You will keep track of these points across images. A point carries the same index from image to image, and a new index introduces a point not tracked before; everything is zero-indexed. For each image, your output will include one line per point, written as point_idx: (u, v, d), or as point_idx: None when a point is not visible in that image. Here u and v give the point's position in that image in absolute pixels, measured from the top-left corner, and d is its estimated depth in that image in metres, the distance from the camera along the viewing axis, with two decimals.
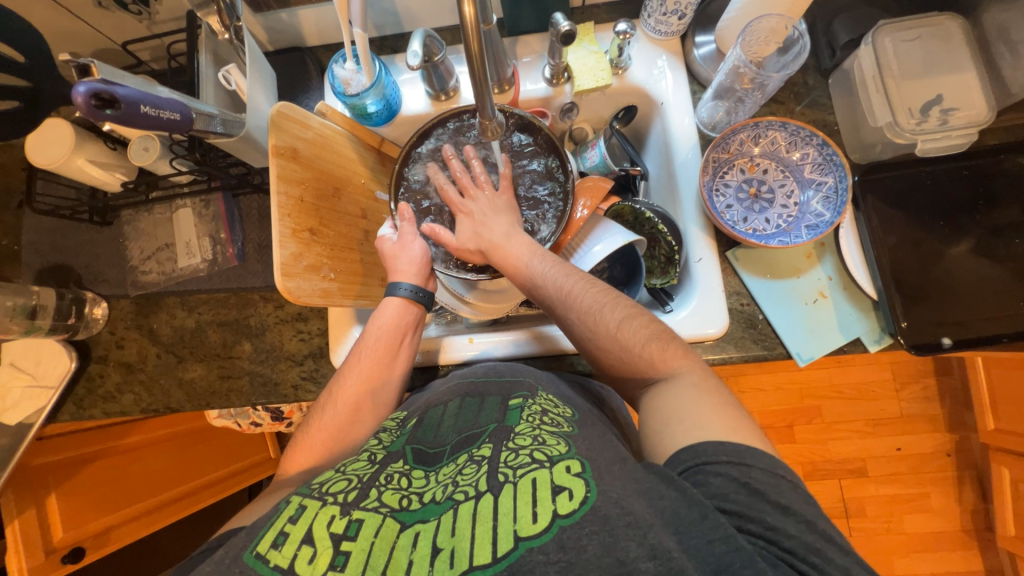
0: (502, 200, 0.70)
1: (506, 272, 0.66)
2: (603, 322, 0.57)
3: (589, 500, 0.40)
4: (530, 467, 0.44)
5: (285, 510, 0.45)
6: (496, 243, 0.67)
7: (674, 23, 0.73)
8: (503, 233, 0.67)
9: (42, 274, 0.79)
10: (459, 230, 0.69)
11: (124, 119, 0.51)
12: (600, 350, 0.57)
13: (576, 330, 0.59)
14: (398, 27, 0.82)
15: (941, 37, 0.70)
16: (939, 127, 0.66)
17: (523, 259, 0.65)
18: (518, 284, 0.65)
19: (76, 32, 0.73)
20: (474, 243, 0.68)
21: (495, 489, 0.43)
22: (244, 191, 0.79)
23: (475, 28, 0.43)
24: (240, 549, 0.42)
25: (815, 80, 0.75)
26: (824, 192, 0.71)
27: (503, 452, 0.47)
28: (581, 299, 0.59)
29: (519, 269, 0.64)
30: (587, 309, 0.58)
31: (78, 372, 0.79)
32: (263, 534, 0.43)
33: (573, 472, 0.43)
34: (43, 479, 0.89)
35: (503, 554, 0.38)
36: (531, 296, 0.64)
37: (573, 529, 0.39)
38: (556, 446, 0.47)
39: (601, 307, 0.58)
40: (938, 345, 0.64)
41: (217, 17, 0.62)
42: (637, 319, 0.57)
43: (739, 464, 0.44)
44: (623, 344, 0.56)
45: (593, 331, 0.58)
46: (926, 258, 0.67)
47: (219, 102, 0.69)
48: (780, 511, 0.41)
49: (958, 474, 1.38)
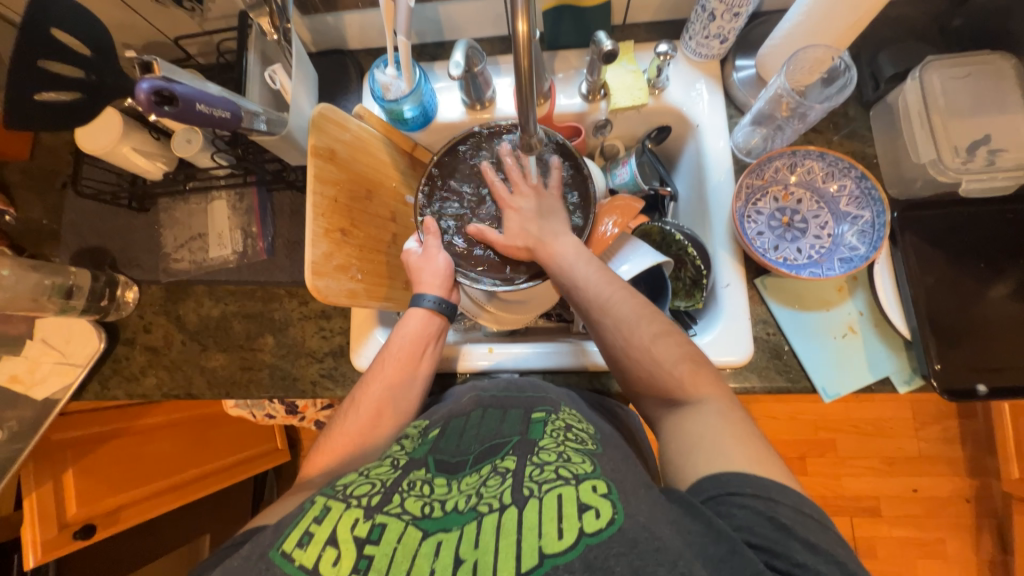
0: (551, 198, 0.69)
1: (549, 269, 0.66)
2: (637, 334, 0.57)
3: (617, 521, 0.40)
4: (556, 483, 0.44)
5: (311, 510, 0.45)
6: (543, 240, 0.66)
7: (716, 47, 0.72)
8: (552, 232, 0.67)
9: (79, 255, 0.82)
10: (507, 227, 0.69)
11: (180, 116, 0.52)
12: (629, 362, 0.57)
13: (607, 337, 0.59)
14: (439, 36, 0.84)
15: (990, 75, 0.68)
16: (985, 168, 0.65)
17: (569, 260, 0.64)
18: (557, 281, 0.65)
19: (131, 25, 0.76)
20: (522, 240, 0.67)
21: (520, 502, 0.43)
22: (278, 187, 0.80)
23: (527, 43, 0.43)
24: (267, 546, 0.42)
25: (856, 111, 0.74)
26: (860, 226, 0.69)
27: (528, 465, 0.47)
28: (619, 309, 0.59)
29: (562, 269, 0.64)
30: (623, 319, 0.58)
31: (105, 353, 0.81)
32: (290, 532, 0.43)
33: (600, 492, 0.42)
34: (63, 454, 0.91)
35: (528, 569, 0.38)
36: (567, 296, 0.64)
37: (600, 548, 0.38)
38: (581, 464, 0.46)
39: (639, 319, 0.58)
40: (973, 392, 0.62)
41: (268, 19, 0.63)
42: (670, 337, 0.57)
43: (766, 498, 0.42)
44: (653, 359, 0.55)
45: (626, 341, 0.57)
46: (964, 298, 0.65)
47: (263, 101, 0.71)
48: (808, 549, 0.40)
49: (976, 522, 1.33)
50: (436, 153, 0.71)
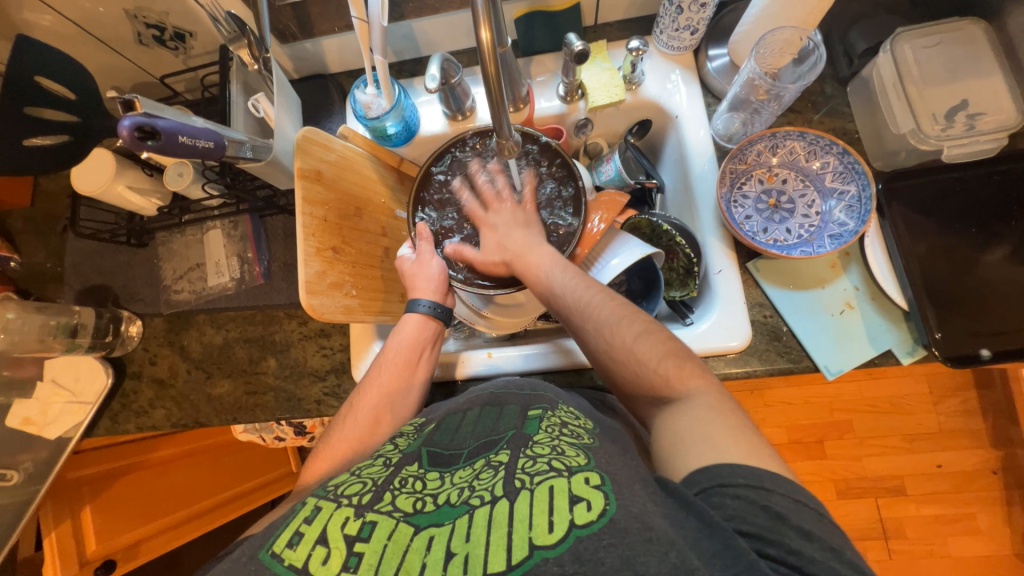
0: (527, 214, 0.72)
1: (528, 281, 0.67)
2: (618, 336, 0.57)
3: (608, 513, 0.39)
4: (548, 475, 0.44)
5: (302, 511, 0.46)
6: (519, 252, 0.68)
7: (687, 38, 0.73)
8: (527, 245, 0.68)
9: (83, 295, 0.83)
10: (484, 244, 0.71)
11: (163, 149, 0.54)
12: (615, 365, 0.57)
13: (589, 342, 0.59)
14: (417, 52, 0.86)
15: (963, 41, 0.69)
16: (965, 133, 0.65)
17: (546, 270, 0.66)
18: (538, 292, 0.66)
19: (119, 67, 0.79)
20: (499, 255, 0.69)
21: (512, 495, 0.43)
22: (271, 212, 0.82)
23: (492, 53, 0.44)
24: (256, 548, 0.43)
25: (833, 88, 0.75)
26: (847, 201, 0.69)
27: (520, 459, 0.47)
28: (599, 312, 0.59)
29: (541, 280, 0.65)
30: (604, 323, 0.58)
31: (113, 388, 0.82)
32: (280, 533, 0.44)
33: (592, 483, 0.42)
34: (80, 491, 0.93)
35: (518, 561, 0.38)
36: (549, 304, 0.65)
37: (590, 540, 0.38)
38: (575, 457, 0.46)
39: (617, 319, 0.58)
40: (976, 357, 0.61)
41: (248, 50, 0.66)
42: (652, 336, 0.56)
43: (758, 488, 0.41)
44: (638, 360, 0.55)
45: (609, 344, 0.57)
46: (958, 264, 0.65)
47: (249, 129, 0.73)
48: (802, 536, 0.39)
49: (1005, 494, 1.30)
50: (426, 162, 0.72)
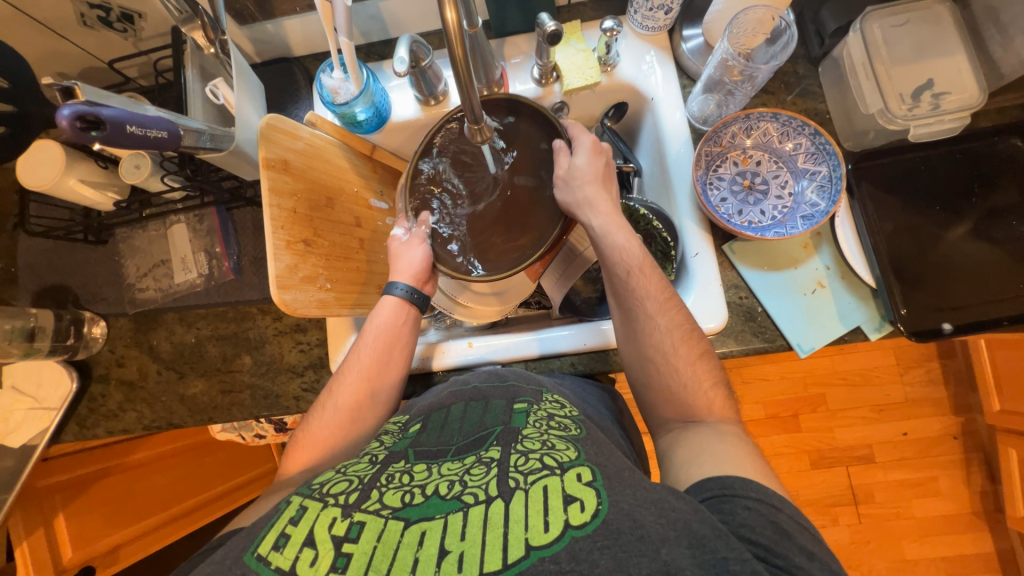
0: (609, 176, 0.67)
1: (603, 255, 0.64)
2: (685, 348, 0.59)
3: (601, 513, 0.40)
4: (542, 474, 0.44)
5: (286, 511, 0.45)
6: (609, 217, 0.63)
7: (661, 18, 0.73)
8: (618, 216, 0.64)
9: (39, 295, 0.79)
10: (583, 166, 0.63)
11: (110, 140, 0.50)
12: (668, 374, 0.59)
13: (650, 337, 0.60)
14: (385, 33, 0.82)
15: (930, 21, 0.70)
16: (931, 112, 0.66)
17: (632, 248, 0.63)
18: (612, 269, 0.63)
19: (63, 52, 0.73)
20: (593, 199, 0.62)
21: (507, 495, 0.43)
22: (238, 205, 0.79)
23: (458, 33, 0.42)
24: (242, 550, 0.42)
25: (806, 69, 0.75)
26: (819, 181, 0.70)
27: (513, 455, 0.48)
28: (674, 316, 0.61)
29: (621, 258, 0.62)
30: (674, 329, 0.60)
31: (79, 393, 0.79)
32: (265, 535, 0.43)
33: (584, 481, 0.43)
34: (51, 498, 0.89)
35: (514, 561, 0.38)
36: (617, 287, 0.63)
37: (585, 541, 0.39)
38: (565, 452, 0.47)
39: (682, 330, 0.60)
40: (938, 331, 0.63)
41: (202, 32, 0.62)
42: (706, 359, 0.59)
43: (769, 504, 0.45)
44: (695, 377, 0.58)
45: (673, 351, 0.59)
46: (924, 242, 0.67)
47: (209, 118, 0.69)
48: (806, 556, 0.42)
49: (965, 457, 1.38)
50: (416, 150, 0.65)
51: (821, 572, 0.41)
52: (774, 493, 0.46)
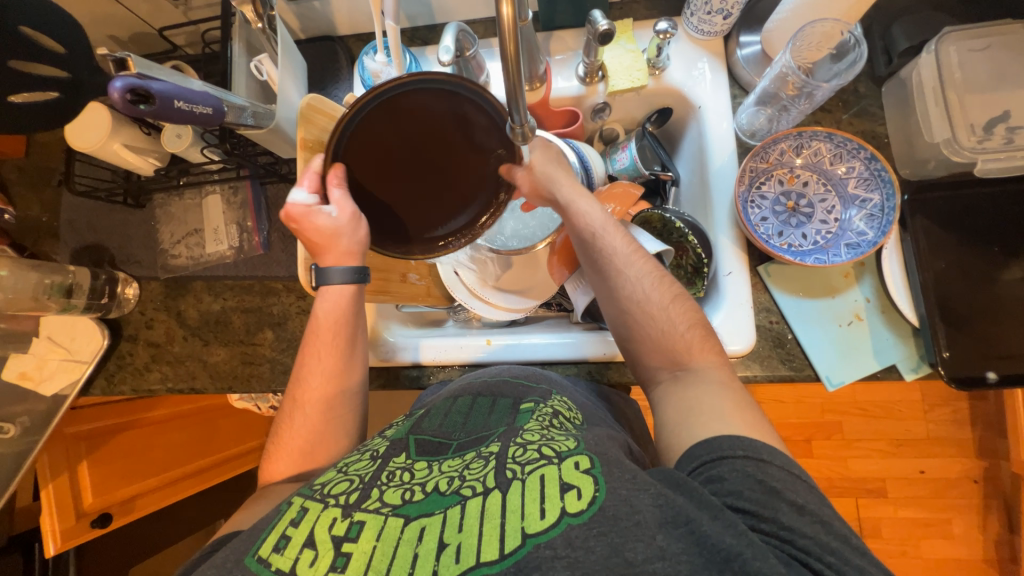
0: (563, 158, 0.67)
1: (567, 223, 0.64)
2: (656, 292, 0.58)
3: (597, 500, 0.40)
4: (539, 464, 0.44)
5: (288, 513, 0.45)
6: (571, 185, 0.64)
7: (719, 23, 0.69)
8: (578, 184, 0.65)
9: (79, 253, 0.82)
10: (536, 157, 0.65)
11: (158, 114, 0.51)
12: (645, 321, 0.57)
13: (625, 289, 0.59)
14: (430, 19, 0.81)
15: (1011, 47, 0.65)
16: (1003, 147, 0.62)
17: (592, 212, 0.63)
18: (578, 234, 0.63)
19: (116, 16, 0.74)
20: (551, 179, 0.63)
21: (504, 486, 0.43)
22: (272, 180, 0.79)
23: (512, 28, 0.41)
24: (243, 553, 0.43)
25: (867, 87, 0.71)
26: (868, 210, 0.67)
27: (511, 447, 0.47)
28: (642, 265, 0.59)
29: (586, 223, 0.62)
30: (643, 275, 0.59)
31: (109, 349, 0.81)
32: (266, 537, 0.43)
33: (582, 468, 0.43)
34: (78, 447, 0.93)
35: (510, 550, 0.38)
36: (585, 250, 0.63)
37: (581, 528, 0.39)
38: (564, 442, 0.47)
39: (652, 276, 0.59)
40: (982, 380, 0.61)
41: (251, 6, 0.62)
42: (683, 301, 0.58)
43: (755, 459, 0.44)
44: (669, 319, 0.56)
45: (644, 296, 0.57)
46: (977, 281, 0.63)
47: (251, 93, 0.69)
48: (793, 509, 0.40)
49: (984, 502, 1.32)
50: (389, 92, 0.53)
51: (811, 526, 0.40)
52: (762, 446, 0.45)
